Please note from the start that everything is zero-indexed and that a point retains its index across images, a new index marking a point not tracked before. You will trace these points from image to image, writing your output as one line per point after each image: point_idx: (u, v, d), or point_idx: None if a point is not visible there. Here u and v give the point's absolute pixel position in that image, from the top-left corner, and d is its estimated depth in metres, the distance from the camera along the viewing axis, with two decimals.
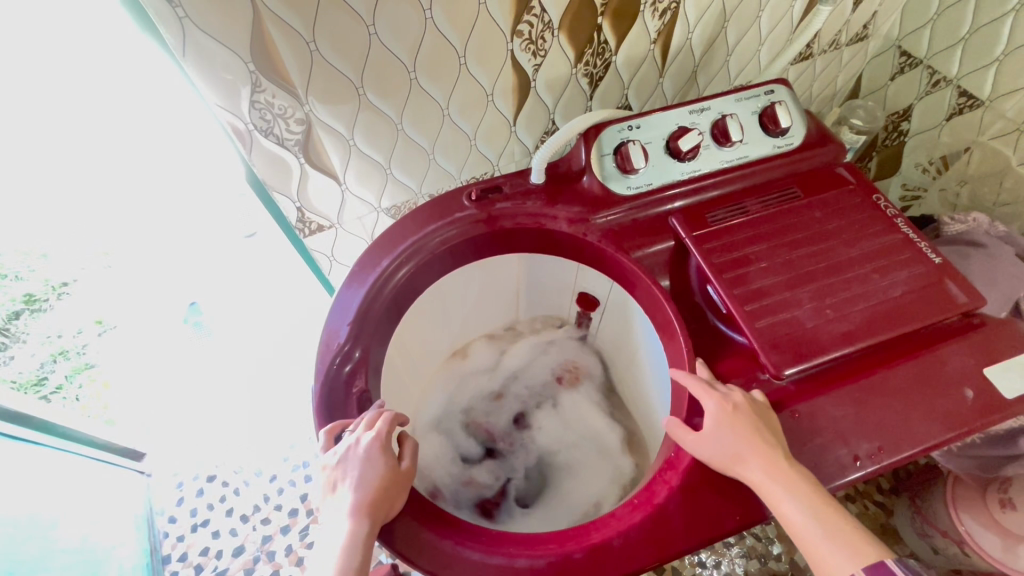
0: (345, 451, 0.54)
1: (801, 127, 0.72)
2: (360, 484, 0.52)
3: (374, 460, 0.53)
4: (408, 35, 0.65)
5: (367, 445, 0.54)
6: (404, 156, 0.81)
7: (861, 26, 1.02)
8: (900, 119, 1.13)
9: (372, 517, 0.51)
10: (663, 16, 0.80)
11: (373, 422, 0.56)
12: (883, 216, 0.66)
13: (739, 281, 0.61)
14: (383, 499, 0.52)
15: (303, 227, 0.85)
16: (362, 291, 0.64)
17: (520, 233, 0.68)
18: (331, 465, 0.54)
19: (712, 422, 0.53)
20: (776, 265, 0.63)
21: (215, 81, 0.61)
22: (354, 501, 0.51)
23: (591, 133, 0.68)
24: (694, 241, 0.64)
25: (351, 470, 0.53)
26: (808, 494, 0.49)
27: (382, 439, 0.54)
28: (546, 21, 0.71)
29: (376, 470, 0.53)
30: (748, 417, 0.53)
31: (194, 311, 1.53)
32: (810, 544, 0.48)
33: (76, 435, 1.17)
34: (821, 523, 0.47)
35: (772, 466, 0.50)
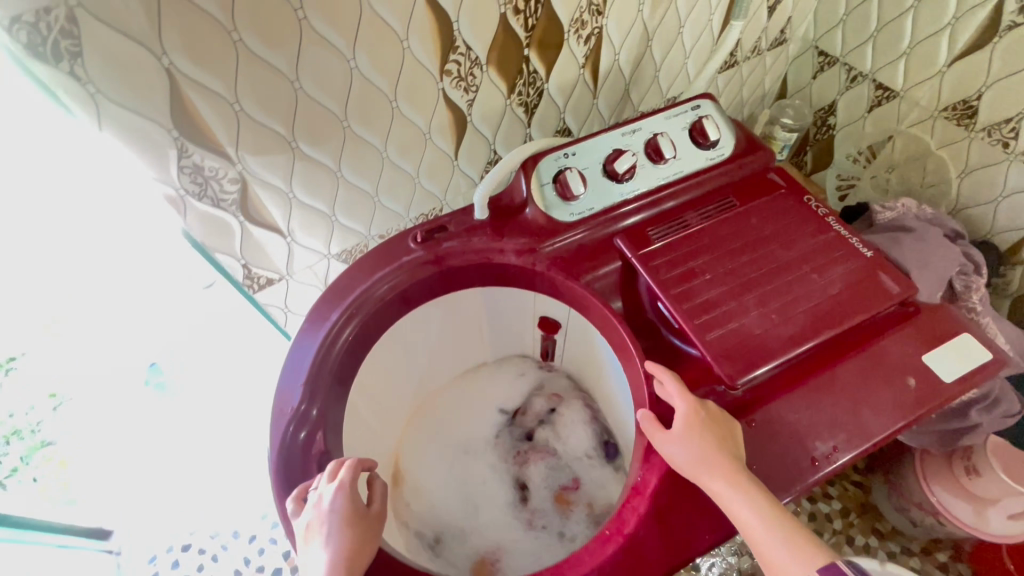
0: (314, 507, 0.52)
1: (731, 137, 0.75)
2: (332, 542, 0.51)
3: (340, 511, 0.52)
4: (335, 85, 0.65)
5: (334, 503, 0.52)
6: (349, 201, 0.79)
7: (778, 31, 1.08)
8: (827, 114, 1.18)
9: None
10: (587, 42, 0.82)
11: (342, 477, 0.54)
12: (814, 216, 0.69)
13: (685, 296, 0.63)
14: (357, 556, 0.51)
15: (252, 283, 0.82)
16: (315, 346, 0.62)
17: (470, 269, 0.68)
18: (305, 517, 0.52)
19: (681, 428, 0.54)
20: (720, 275, 0.64)
21: (140, 151, 0.59)
22: (329, 558, 0.50)
23: (528, 165, 0.69)
24: (639, 260, 0.66)
25: (320, 526, 0.51)
26: (764, 498, 0.51)
27: (347, 488, 0.54)
28: (473, 58, 0.73)
29: (344, 520, 0.52)
30: (715, 426, 0.54)
31: (154, 371, 1.30)
32: (765, 548, 0.49)
33: (32, 523, 1.12)
34: (774, 525, 0.49)
35: (730, 475, 0.51)
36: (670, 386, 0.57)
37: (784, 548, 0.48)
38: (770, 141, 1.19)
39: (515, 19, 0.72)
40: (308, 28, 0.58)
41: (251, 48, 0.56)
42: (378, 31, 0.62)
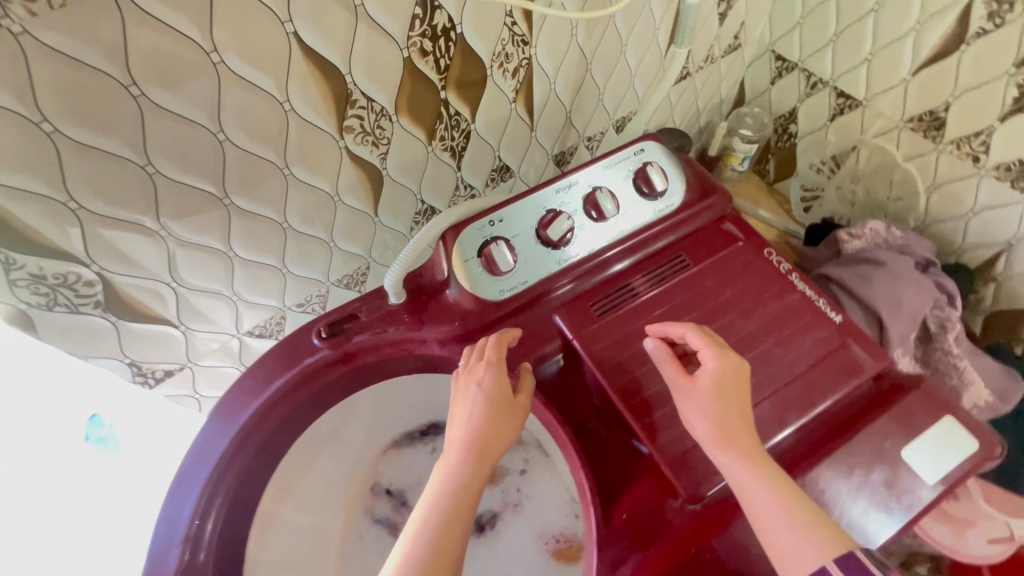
0: (465, 381, 0.54)
1: (680, 184, 0.67)
2: (477, 413, 0.52)
3: (489, 386, 0.53)
4: (204, 163, 0.53)
5: (484, 377, 0.54)
6: (252, 277, 0.68)
7: (732, 37, 0.99)
8: (787, 121, 1.10)
9: (480, 455, 0.50)
10: (516, 75, 0.72)
11: (493, 349, 0.56)
12: (777, 273, 0.62)
13: (633, 388, 0.56)
14: (499, 430, 0.52)
15: (145, 379, 0.70)
16: (196, 494, 0.51)
17: (389, 364, 0.59)
18: (457, 388, 0.54)
19: (707, 387, 0.50)
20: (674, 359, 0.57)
21: None
22: (471, 432, 0.51)
23: (449, 235, 0.60)
24: (583, 345, 0.58)
25: (472, 396, 0.53)
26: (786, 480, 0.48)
27: (494, 368, 0.54)
28: (378, 109, 0.62)
29: (493, 397, 0.53)
30: (738, 391, 0.51)
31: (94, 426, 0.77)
32: (773, 532, 0.46)
33: None
34: (786, 511, 0.46)
35: (746, 450, 0.49)
36: (696, 340, 0.53)
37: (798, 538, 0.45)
38: (729, 154, 1.10)
39: (423, 62, 0.61)
40: (150, 105, 0.46)
41: (74, 138, 0.45)
42: (248, 97, 0.51)
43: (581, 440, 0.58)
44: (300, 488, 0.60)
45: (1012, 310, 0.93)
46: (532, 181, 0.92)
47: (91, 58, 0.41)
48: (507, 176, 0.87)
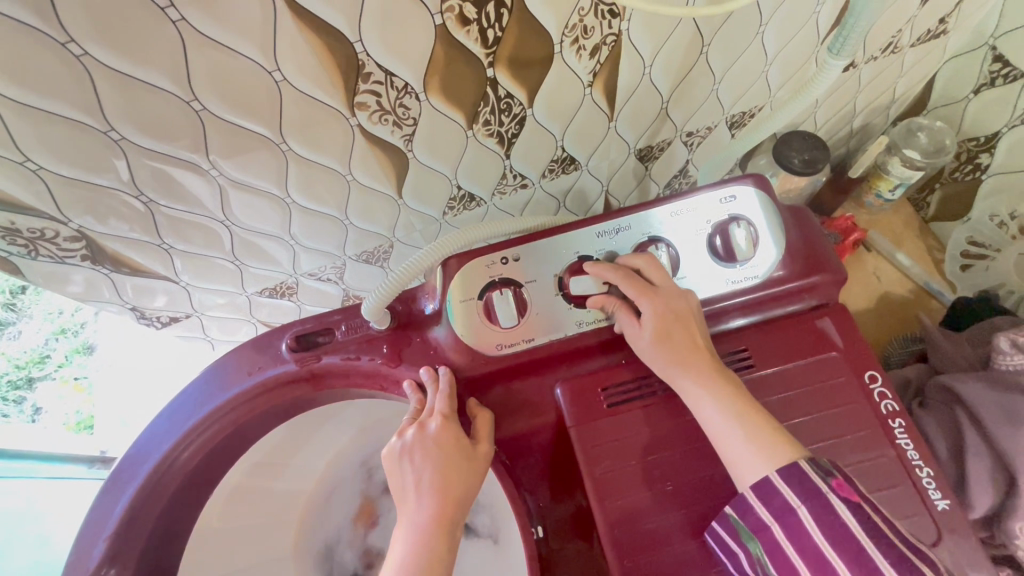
0: (412, 438, 0.45)
1: (774, 254, 0.49)
2: (431, 482, 0.44)
3: (443, 448, 0.45)
4: (181, 132, 0.45)
5: (434, 433, 0.45)
6: (254, 245, 0.63)
7: (937, 21, 0.71)
8: (979, 149, 0.81)
9: (444, 527, 0.43)
10: (596, 54, 0.54)
11: (445, 397, 0.47)
12: (873, 412, 0.46)
13: (628, 519, 0.44)
14: (459, 490, 0.44)
15: (151, 321, 0.69)
16: (134, 490, 0.49)
17: (360, 391, 0.52)
18: (403, 451, 0.45)
19: (651, 332, 0.46)
20: (687, 489, 0.45)
21: None
22: (429, 506, 0.43)
23: (452, 263, 0.49)
24: (579, 440, 0.46)
25: (422, 461, 0.44)
26: (728, 395, 0.43)
27: (447, 421, 0.46)
28: (400, 86, 0.49)
29: (448, 462, 0.44)
30: (687, 327, 0.46)
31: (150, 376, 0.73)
32: (725, 450, 0.42)
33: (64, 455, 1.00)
34: (741, 424, 0.42)
35: (705, 373, 0.44)
36: (624, 287, 0.47)
37: (748, 465, 0.41)
38: (878, 176, 0.84)
39: (462, 32, 0.46)
40: (97, 66, 0.38)
41: (11, 97, 0.38)
42: (228, 62, 0.41)
43: (547, 545, 0.50)
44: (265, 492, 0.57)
45: None
46: (602, 177, 0.75)
47: (11, 10, 0.33)
48: (572, 168, 0.71)
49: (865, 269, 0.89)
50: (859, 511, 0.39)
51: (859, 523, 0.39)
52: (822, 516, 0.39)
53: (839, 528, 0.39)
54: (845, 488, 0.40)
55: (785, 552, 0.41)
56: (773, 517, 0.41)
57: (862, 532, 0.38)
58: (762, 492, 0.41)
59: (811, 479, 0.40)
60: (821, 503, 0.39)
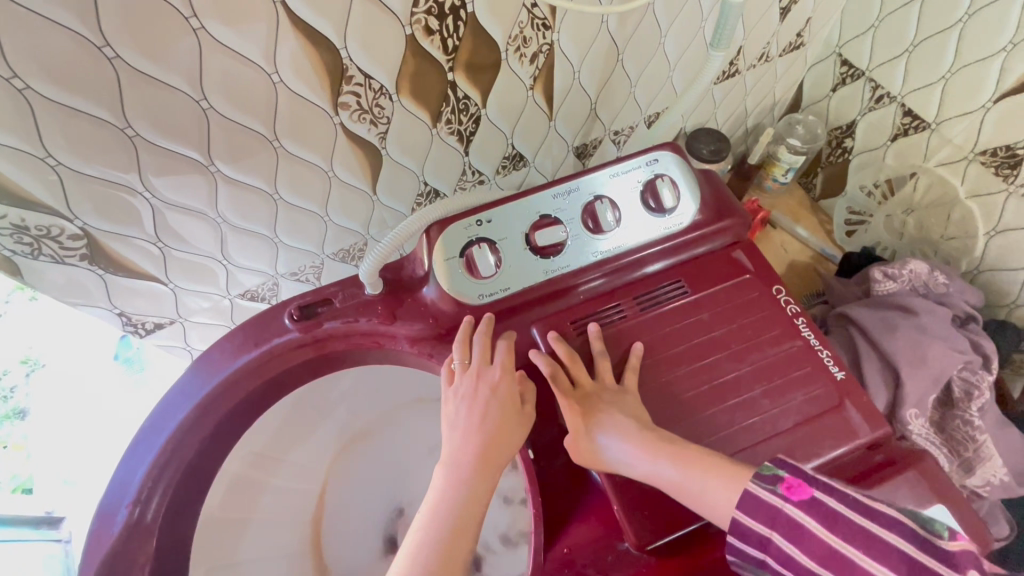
0: (472, 384, 0.53)
1: (692, 202, 0.61)
2: (484, 419, 0.51)
3: (500, 396, 0.53)
4: (189, 130, 0.52)
5: (496, 380, 0.53)
6: (240, 244, 0.68)
7: (794, 35, 0.90)
8: (843, 135, 1.00)
9: (484, 468, 0.50)
10: (535, 60, 0.67)
11: (503, 350, 0.55)
12: (782, 313, 0.58)
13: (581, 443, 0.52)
14: (508, 433, 0.51)
15: (135, 329, 0.72)
16: (151, 458, 0.51)
17: (357, 353, 0.58)
18: (463, 388, 0.53)
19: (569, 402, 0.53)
20: (620, 412, 0.51)
21: None
22: (478, 442, 0.51)
23: (434, 230, 0.57)
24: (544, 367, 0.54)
25: (478, 404, 0.52)
26: (649, 440, 0.49)
27: (508, 373, 0.54)
28: (376, 87, 0.59)
29: (502, 410, 0.52)
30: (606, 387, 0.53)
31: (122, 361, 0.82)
32: (663, 478, 0.48)
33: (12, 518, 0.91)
34: (667, 457, 0.48)
35: (633, 434, 0.50)
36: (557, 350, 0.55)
37: (659, 467, 0.48)
38: (772, 163, 1.01)
39: (427, 40, 0.57)
40: (125, 68, 0.45)
41: (48, 96, 0.44)
42: (234, 65, 0.49)
43: (539, 464, 0.55)
44: (269, 462, 0.61)
45: None
46: (548, 172, 0.87)
47: (61, 17, 0.40)
48: (521, 164, 0.82)
49: (773, 242, 1.05)
50: (819, 510, 0.44)
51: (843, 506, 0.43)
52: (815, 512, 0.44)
53: (836, 520, 0.43)
54: (797, 490, 0.45)
55: (797, 560, 0.44)
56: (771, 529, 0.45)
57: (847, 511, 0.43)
58: (746, 507, 0.46)
59: (766, 501, 0.45)
60: (785, 519, 0.44)
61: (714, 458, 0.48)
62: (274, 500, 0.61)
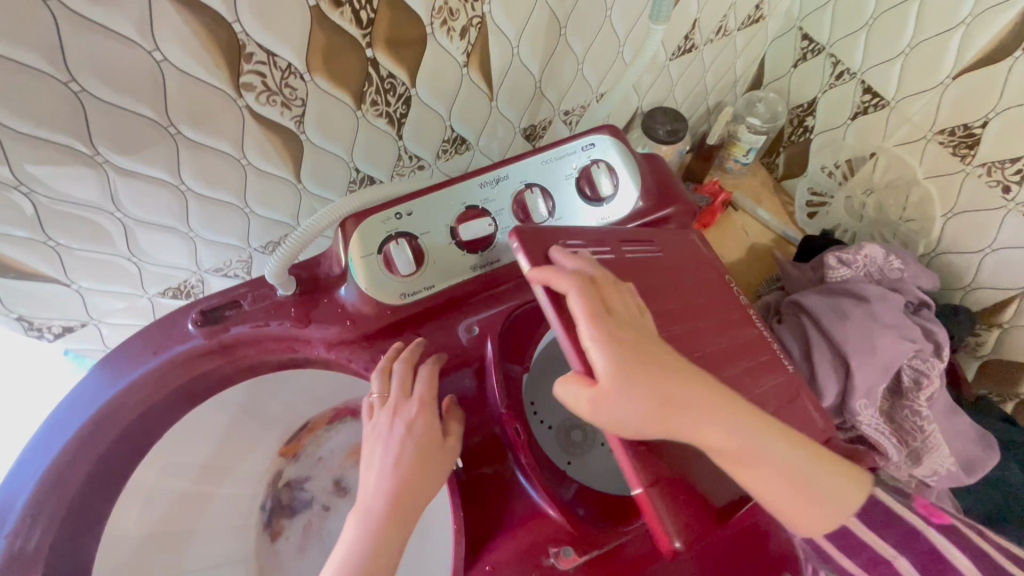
0: (387, 424, 0.47)
1: (633, 190, 0.57)
2: (399, 461, 0.45)
3: (416, 433, 0.47)
4: (62, 116, 0.46)
5: (414, 415, 0.48)
6: (150, 240, 0.63)
7: (752, 7, 0.85)
8: (805, 114, 0.97)
9: (398, 516, 0.43)
10: (466, 35, 0.61)
11: (423, 380, 0.50)
12: (735, 301, 0.56)
13: (600, 405, 0.39)
14: (428, 475, 0.45)
15: (41, 333, 0.66)
16: (35, 480, 0.46)
17: (272, 359, 0.54)
18: (376, 424, 0.47)
19: (615, 380, 0.39)
20: (663, 372, 0.40)
21: None
22: (392, 486, 0.44)
23: (350, 223, 0.52)
24: (582, 309, 0.41)
25: (394, 445, 0.46)
26: (722, 408, 0.41)
27: (425, 408, 0.48)
28: (284, 66, 0.53)
29: (420, 448, 0.46)
30: (645, 352, 0.41)
31: None
32: (748, 452, 0.41)
33: None
34: (740, 424, 0.41)
35: (708, 402, 0.41)
36: (578, 303, 0.41)
37: (739, 439, 0.40)
38: (732, 144, 0.98)
39: (336, 13, 0.51)
40: None
41: None
42: (104, 42, 0.43)
43: (467, 474, 0.51)
44: (198, 473, 0.57)
45: (1015, 359, 0.86)
46: (494, 156, 0.82)
47: None
48: (464, 148, 0.77)
49: (734, 226, 1.01)
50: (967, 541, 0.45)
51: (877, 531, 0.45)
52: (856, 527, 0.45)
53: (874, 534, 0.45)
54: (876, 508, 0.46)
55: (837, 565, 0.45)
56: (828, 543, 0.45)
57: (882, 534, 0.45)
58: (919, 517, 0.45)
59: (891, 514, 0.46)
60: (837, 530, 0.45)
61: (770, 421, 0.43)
62: (214, 509, 0.59)
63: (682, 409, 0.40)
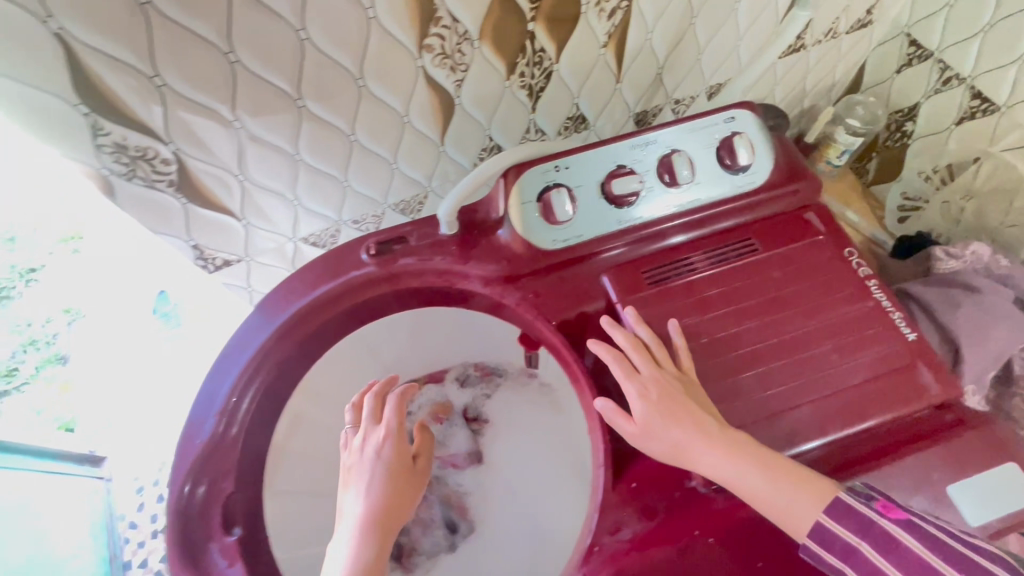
0: (358, 454, 0.53)
1: (767, 162, 0.61)
2: (373, 489, 0.52)
3: (385, 459, 0.53)
4: (284, 60, 0.53)
5: (383, 445, 0.54)
6: (312, 184, 0.70)
7: (863, 12, 0.88)
8: (904, 119, 0.99)
9: (378, 538, 0.50)
10: (612, 17, 0.67)
11: (394, 407, 0.56)
12: (851, 275, 0.57)
13: (647, 432, 0.50)
14: (400, 500, 0.52)
15: (206, 264, 0.75)
16: (237, 373, 0.54)
17: (430, 291, 0.59)
18: (354, 456, 0.54)
19: (644, 417, 0.50)
20: (686, 408, 0.49)
21: (31, 121, 0.49)
22: (363, 511, 0.51)
23: (511, 174, 0.58)
24: (619, 370, 0.52)
25: (364, 473, 0.52)
26: (717, 439, 0.48)
27: (393, 436, 0.54)
28: (461, 32, 0.60)
29: (384, 476, 0.52)
30: (673, 395, 0.50)
31: (162, 301, 1.54)
32: (746, 485, 0.46)
33: (32, 450, 1.28)
34: (739, 456, 0.47)
35: (711, 438, 0.48)
36: (615, 367, 0.52)
37: (734, 470, 0.46)
38: (827, 144, 1.00)
39: None
40: None
41: (166, 14, 0.46)
42: None
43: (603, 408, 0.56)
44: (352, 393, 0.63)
45: None
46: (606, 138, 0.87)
47: None
48: (582, 127, 0.83)
49: None
50: (918, 531, 0.43)
51: (920, 542, 0.42)
52: (911, 530, 0.43)
53: (929, 540, 0.42)
54: (891, 509, 0.44)
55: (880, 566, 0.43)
56: (859, 538, 0.44)
57: (925, 550, 0.42)
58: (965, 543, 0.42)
59: (939, 538, 0.42)
60: (874, 530, 0.43)
61: (771, 454, 0.47)
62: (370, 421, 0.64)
63: (690, 447, 0.48)
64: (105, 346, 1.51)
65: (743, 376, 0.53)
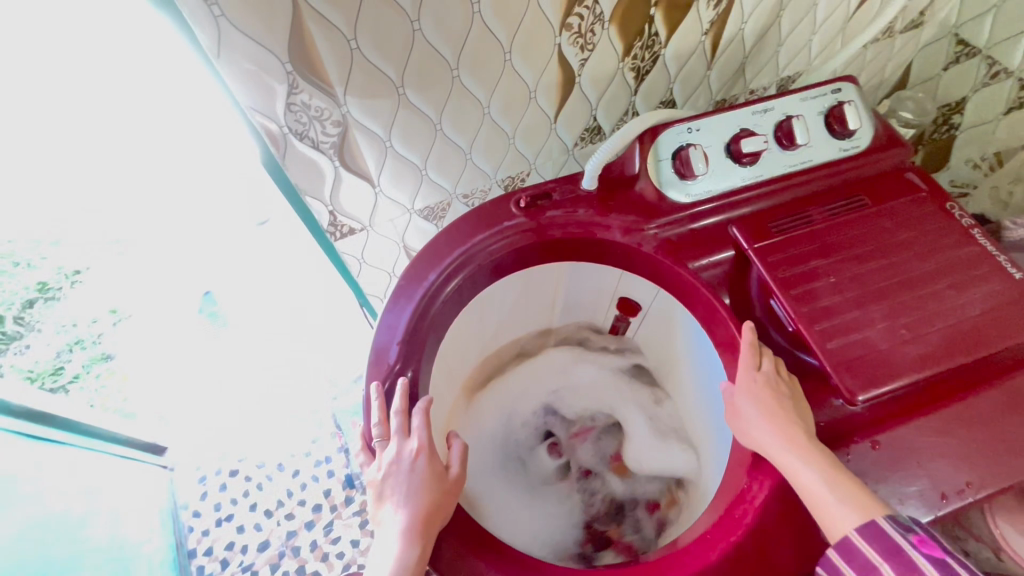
0: (394, 463, 0.55)
1: (869, 129, 0.68)
2: (412, 498, 0.54)
3: (420, 472, 0.55)
4: (454, 32, 0.60)
5: (421, 462, 0.55)
6: (442, 155, 0.76)
7: (917, 12, 0.93)
8: (951, 112, 1.09)
9: (420, 545, 0.52)
10: (717, 6, 0.75)
11: (422, 416, 0.56)
12: (956, 225, 0.63)
13: (744, 422, 0.58)
14: (434, 514, 0.54)
15: (334, 231, 0.81)
16: (411, 308, 0.59)
17: (572, 242, 0.65)
18: (392, 464, 0.55)
19: (753, 408, 0.57)
20: (790, 415, 0.56)
21: (240, 74, 0.55)
22: (405, 519, 0.53)
23: (647, 138, 0.64)
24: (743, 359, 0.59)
25: (402, 483, 0.54)
26: (810, 453, 0.52)
27: (427, 452, 0.56)
28: (597, 14, 0.66)
29: (421, 488, 0.54)
30: (784, 404, 0.56)
31: (207, 301, 1.57)
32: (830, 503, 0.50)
33: (99, 432, 1.29)
34: (827, 473, 0.51)
35: (805, 451, 0.53)
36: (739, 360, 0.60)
37: (818, 484, 0.51)
38: None
39: None
40: None
41: None
42: None
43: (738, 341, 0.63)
44: None
45: None
46: None
47: None
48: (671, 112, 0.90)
49: None
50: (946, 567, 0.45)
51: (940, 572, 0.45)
52: (934, 559, 0.46)
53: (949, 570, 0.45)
54: (927, 543, 0.47)
55: None
56: (883, 557, 0.47)
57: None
58: None
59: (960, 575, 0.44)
60: (903, 558, 0.46)
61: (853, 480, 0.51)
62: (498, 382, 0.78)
63: (779, 451, 0.54)
64: (157, 340, 1.56)
65: (874, 307, 0.58)
